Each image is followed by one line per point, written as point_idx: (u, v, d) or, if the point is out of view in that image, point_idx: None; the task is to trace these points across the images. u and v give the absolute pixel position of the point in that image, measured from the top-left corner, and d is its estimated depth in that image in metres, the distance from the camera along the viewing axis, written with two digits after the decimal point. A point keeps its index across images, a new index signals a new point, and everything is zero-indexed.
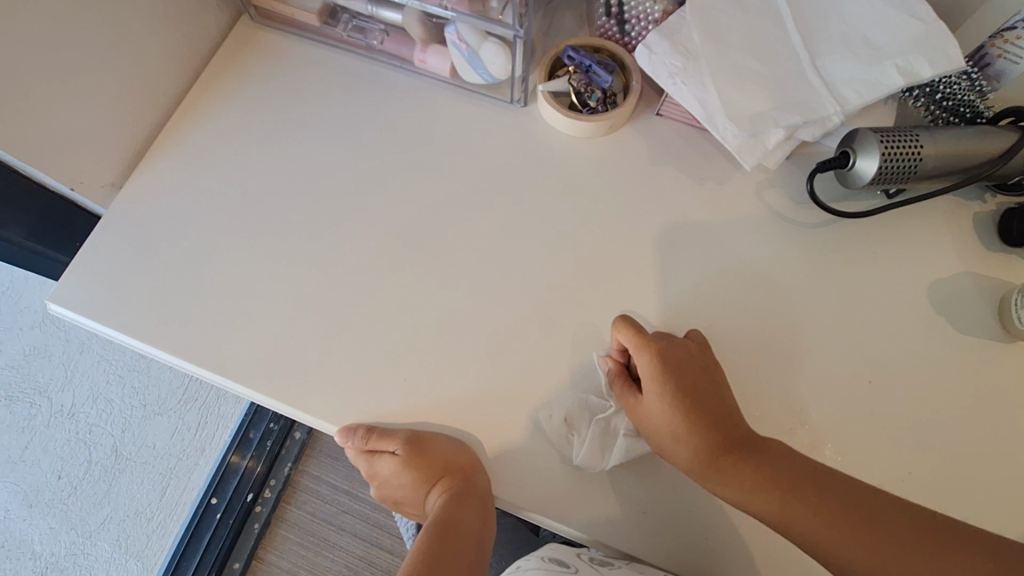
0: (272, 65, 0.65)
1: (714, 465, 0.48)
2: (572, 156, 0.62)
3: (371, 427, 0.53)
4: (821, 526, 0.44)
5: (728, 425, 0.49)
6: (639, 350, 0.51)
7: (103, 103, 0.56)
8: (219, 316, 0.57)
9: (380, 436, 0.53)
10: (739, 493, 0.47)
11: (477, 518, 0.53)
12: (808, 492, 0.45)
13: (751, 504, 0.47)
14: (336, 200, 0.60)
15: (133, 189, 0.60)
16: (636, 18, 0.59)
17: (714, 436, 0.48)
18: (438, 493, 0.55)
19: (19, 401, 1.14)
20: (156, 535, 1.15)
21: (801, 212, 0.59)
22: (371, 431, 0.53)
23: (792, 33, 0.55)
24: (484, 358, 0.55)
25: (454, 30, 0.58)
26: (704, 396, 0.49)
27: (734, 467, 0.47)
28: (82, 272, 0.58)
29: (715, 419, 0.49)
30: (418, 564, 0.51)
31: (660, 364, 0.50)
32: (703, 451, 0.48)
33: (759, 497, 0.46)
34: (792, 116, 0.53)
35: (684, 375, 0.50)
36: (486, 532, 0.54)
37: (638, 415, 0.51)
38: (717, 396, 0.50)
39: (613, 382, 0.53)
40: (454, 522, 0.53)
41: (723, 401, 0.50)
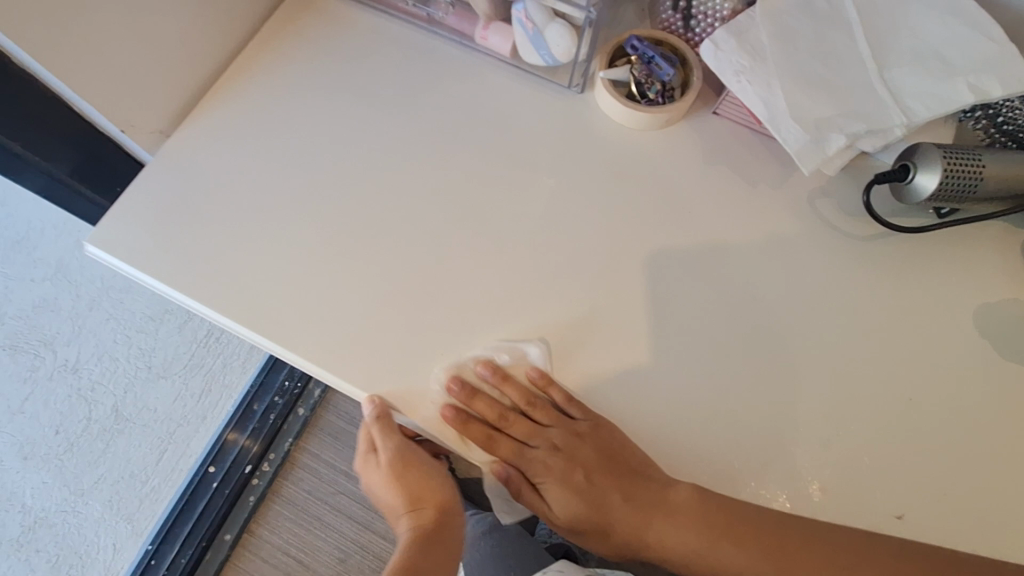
0: (330, 28, 0.64)
1: (646, 527, 0.54)
2: (625, 149, 0.61)
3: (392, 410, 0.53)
4: (760, 561, 0.51)
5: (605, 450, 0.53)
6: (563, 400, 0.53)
7: (160, 45, 0.55)
8: (259, 276, 0.56)
9: (396, 424, 0.54)
10: (727, 565, 0.52)
11: (441, 490, 0.61)
12: (758, 541, 0.50)
13: (714, 560, 0.52)
14: (387, 168, 0.60)
15: (181, 137, 0.59)
16: (704, 14, 0.59)
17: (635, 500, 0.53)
18: (422, 518, 0.58)
19: (22, 351, 1.21)
20: (149, 500, 1.18)
21: (853, 224, 0.59)
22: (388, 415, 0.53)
23: (861, 42, 0.55)
24: (447, 329, 0.55)
25: (522, 8, 0.57)
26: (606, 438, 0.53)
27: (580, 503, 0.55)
28: (124, 215, 0.57)
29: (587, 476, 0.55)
30: (414, 553, 0.56)
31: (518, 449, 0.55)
32: (548, 437, 0.55)
33: (756, 562, 0.51)
34: (857, 125, 0.53)
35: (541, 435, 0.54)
36: (452, 503, 0.61)
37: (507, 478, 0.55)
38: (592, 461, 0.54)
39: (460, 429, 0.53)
40: (424, 503, 0.59)
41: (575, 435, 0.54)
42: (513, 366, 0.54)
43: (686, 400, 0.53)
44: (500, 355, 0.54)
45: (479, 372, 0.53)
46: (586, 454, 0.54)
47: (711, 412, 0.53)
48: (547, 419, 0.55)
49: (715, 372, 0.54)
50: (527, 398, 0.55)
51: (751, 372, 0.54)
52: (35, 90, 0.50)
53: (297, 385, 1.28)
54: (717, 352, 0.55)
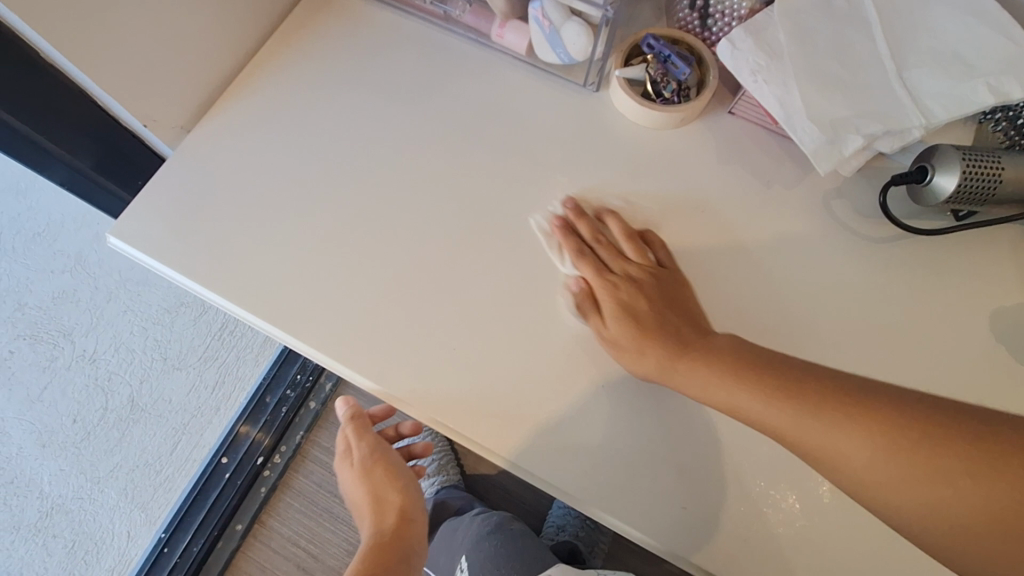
0: (347, 24, 0.64)
1: (673, 368, 0.50)
2: (640, 147, 0.61)
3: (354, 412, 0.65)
4: (868, 443, 0.41)
5: (669, 296, 0.54)
6: (624, 231, 0.57)
7: (181, 42, 0.56)
8: (277, 270, 0.57)
9: (358, 421, 0.64)
10: (883, 483, 0.40)
11: (403, 495, 0.62)
12: (891, 427, 0.41)
13: (865, 474, 0.41)
14: (402, 164, 0.60)
15: (200, 133, 0.60)
16: (721, 13, 0.59)
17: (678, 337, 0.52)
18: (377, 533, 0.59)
19: (42, 340, 1.27)
20: (163, 489, 1.21)
21: (869, 226, 0.58)
22: (353, 415, 0.65)
23: (880, 42, 0.54)
24: (460, 324, 0.55)
25: (539, 6, 0.57)
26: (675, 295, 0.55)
27: (654, 351, 0.52)
28: (145, 209, 0.58)
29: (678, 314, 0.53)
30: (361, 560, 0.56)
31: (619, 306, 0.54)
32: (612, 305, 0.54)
33: (863, 444, 0.41)
34: (874, 125, 0.52)
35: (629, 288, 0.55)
36: (414, 510, 0.62)
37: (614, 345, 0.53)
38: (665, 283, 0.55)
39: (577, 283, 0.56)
40: (387, 502, 0.61)
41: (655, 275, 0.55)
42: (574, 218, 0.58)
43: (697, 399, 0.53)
44: (601, 247, 0.57)
45: (555, 223, 0.58)
46: (654, 296, 0.54)
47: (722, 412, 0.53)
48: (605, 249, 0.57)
49: None
50: (593, 234, 0.57)
51: None
52: (59, 87, 0.52)
53: (308, 378, 1.30)
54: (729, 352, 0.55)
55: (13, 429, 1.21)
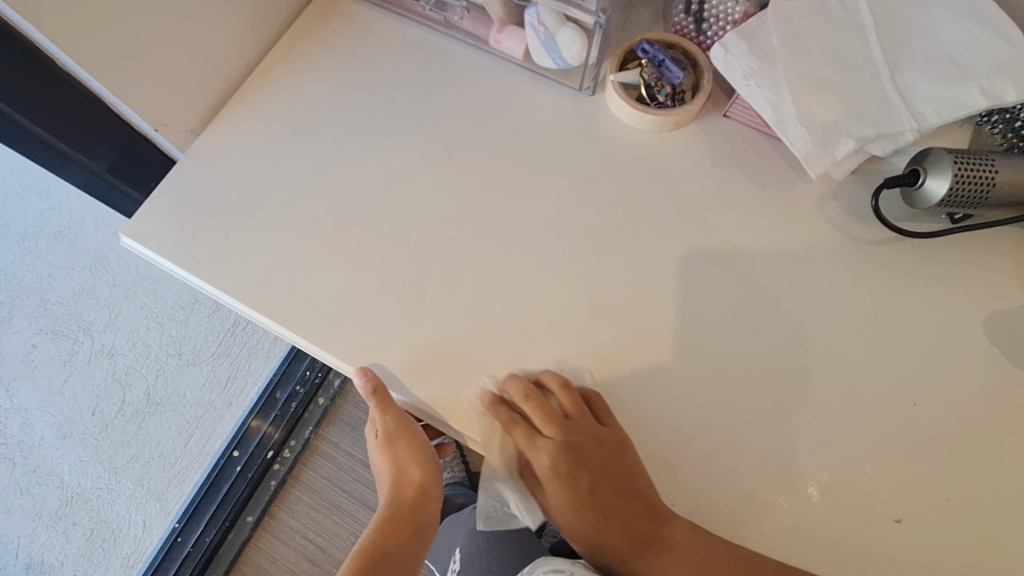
0: (350, 31, 0.66)
1: (612, 540, 0.56)
2: (635, 150, 0.62)
3: (377, 389, 0.56)
4: (686, 569, 0.53)
5: (582, 455, 0.55)
6: (534, 405, 0.55)
7: (190, 49, 0.58)
8: (281, 270, 0.59)
9: (382, 399, 0.57)
10: None
11: (422, 470, 0.64)
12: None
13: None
14: (402, 168, 0.62)
15: (209, 136, 0.62)
16: (716, 17, 0.59)
17: (615, 526, 0.55)
18: (404, 497, 0.63)
19: (63, 336, 1.32)
20: (177, 480, 1.25)
21: (863, 228, 0.59)
22: (378, 393, 0.56)
23: (873, 46, 0.55)
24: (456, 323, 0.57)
25: (535, 12, 0.58)
26: (609, 467, 0.55)
27: (593, 521, 0.56)
28: (156, 211, 0.60)
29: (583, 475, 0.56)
30: (378, 533, 0.61)
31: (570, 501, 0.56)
32: (584, 476, 0.56)
33: (681, 571, 0.53)
34: (867, 129, 0.52)
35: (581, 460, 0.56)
36: (432, 486, 0.64)
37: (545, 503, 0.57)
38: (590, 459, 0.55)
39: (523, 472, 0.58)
40: (406, 477, 0.63)
41: (573, 435, 0.55)
42: (502, 383, 0.55)
43: (685, 397, 0.55)
44: (526, 401, 0.55)
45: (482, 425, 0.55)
46: (588, 476, 0.56)
47: (711, 410, 0.54)
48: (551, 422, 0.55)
49: (715, 372, 0.55)
50: (524, 394, 0.54)
51: (753, 373, 0.55)
52: (72, 91, 0.54)
53: (318, 374, 1.33)
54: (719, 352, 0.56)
55: (35, 420, 1.26)
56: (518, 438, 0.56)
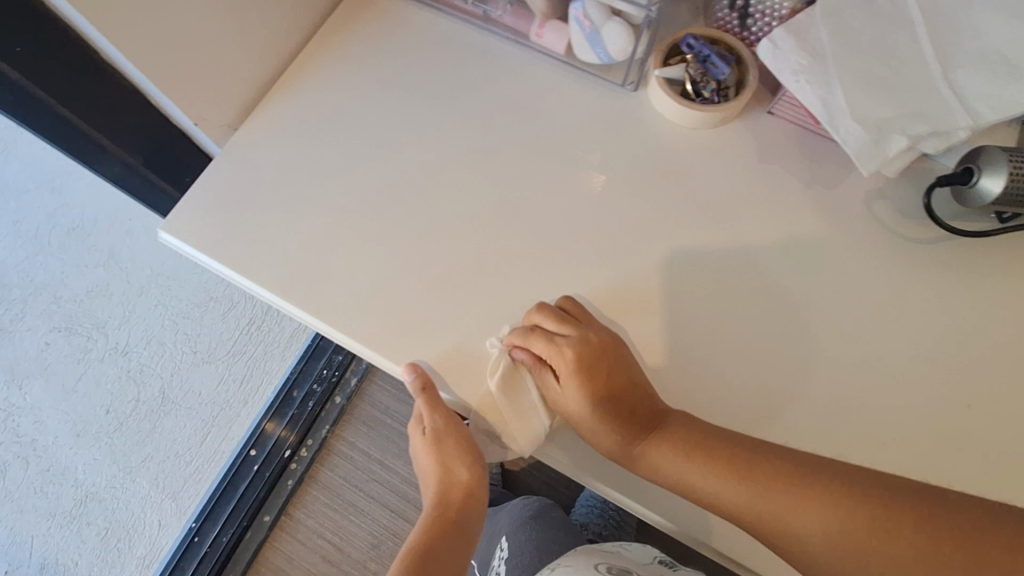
0: (385, 25, 0.65)
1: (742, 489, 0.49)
2: (678, 148, 0.61)
3: (425, 387, 0.54)
4: (753, 494, 0.48)
5: (597, 363, 0.53)
6: (556, 318, 0.54)
7: (228, 43, 0.57)
8: (320, 267, 0.58)
9: (430, 398, 0.55)
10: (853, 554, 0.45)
11: (469, 472, 0.60)
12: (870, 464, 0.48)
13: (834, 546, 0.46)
14: (441, 165, 0.61)
15: (246, 132, 0.62)
16: (761, 13, 0.58)
17: (647, 435, 0.52)
18: (455, 497, 0.61)
19: (76, 334, 1.31)
20: (192, 479, 1.24)
21: (912, 227, 0.58)
22: (426, 391, 0.54)
23: (924, 42, 0.54)
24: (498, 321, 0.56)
25: (581, 6, 0.57)
26: (616, 381, 0.53)
27: (625, 442, 0.52)
28: (194, 208, 0.60)
29: (602, 382, 0.53)
30: (427, 535, 0.60)
31: (583, 369, 0.53)
32: (601, 383, 0.53)
33: (750, 497, 0.48)
34: (920, 126, 0.52)
35: (597, 369, 0.53)
36: (480, 490, 0.61)
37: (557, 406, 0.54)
38: (609, 371, 0.53)
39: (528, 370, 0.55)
40: (453, 477, 0.61)
41: (592, 346, 0.53)
42: (531, 314, 0.55)
43: (732, 398, 0.54)
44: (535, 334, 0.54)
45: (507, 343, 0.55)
46: (603, 381, 0.53)
47: (759, 411, 0.53)
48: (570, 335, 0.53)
49: (763, 373, 0.54)
50: (534, 318, 0.55)
51: (803, 373, 0.54)
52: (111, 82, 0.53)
53: (334, 373, 1.32)
54: (766, 352, 0.55)
55: (50, 418, 1.26)
56: (537, 348, 0.54)
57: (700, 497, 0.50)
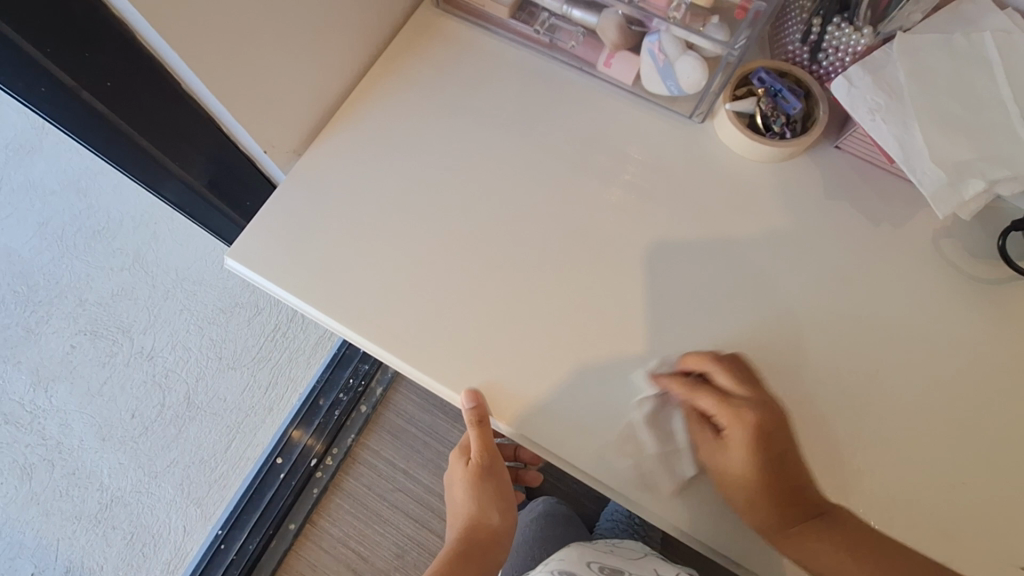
0: (450, 51, 0.65)
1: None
2: (743, 181, 0.61)
3: (480, 420, 0.56)
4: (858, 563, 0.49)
5: (771, 437, 0.52)
6: (736, 377, 0.53)
7: (301, 71, 0.57)
8: (386, 295, 0.58)
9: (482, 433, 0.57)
10: None
11: (501, 519, 0.64)
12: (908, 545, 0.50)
13: None
14: (504, 191, 0.61)
15: (311, 157, 0.61)
16: (834, 48, 0.57)
17: (794, 507, 0.51)
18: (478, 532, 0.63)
19: (102, 337, 1.30)
20: (218, 485, 1.24)
21: (980, 267, 0.58)
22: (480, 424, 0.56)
23: (1002, 84, 0.54)
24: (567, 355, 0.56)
25: (656, 39, 0.58)
26: (789, 453, 0.52)
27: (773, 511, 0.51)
28: (258, 233, 0.59)
29: (768, 454, 0.52)
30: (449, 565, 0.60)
31: (756, 436, 0.51)
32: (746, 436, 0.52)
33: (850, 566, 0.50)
34: (1000, 170, 0.52)
35: (772, 446, 0.52)
36: (506, 536, 0.64)
37: (717, 463, 0.52)
38: (781, 444, 0.52)
39: (690, 419, 0.54)
40: (484, 519, 0.63)
41: (770, 412, 0.52)
42: (683, 359, 0.55)
43: (802, 437, 0.54)
44: (705, 388, 0.53)
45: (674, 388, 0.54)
46: (763, 447, 0.51)
47: (829, 451, 0.53)
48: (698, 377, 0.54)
49: (833, 412, 0.54)
50: (699, 364, 0.54)
51: (869, 412, 0.54)
52: (188, 111, 0.52)
53: (360, 382, 1.31)
54: (835, 391, 0.55)
55: (76, 421, 1.25)
56: (703, 403, 0.53)
57: (794, 566, 0.52)
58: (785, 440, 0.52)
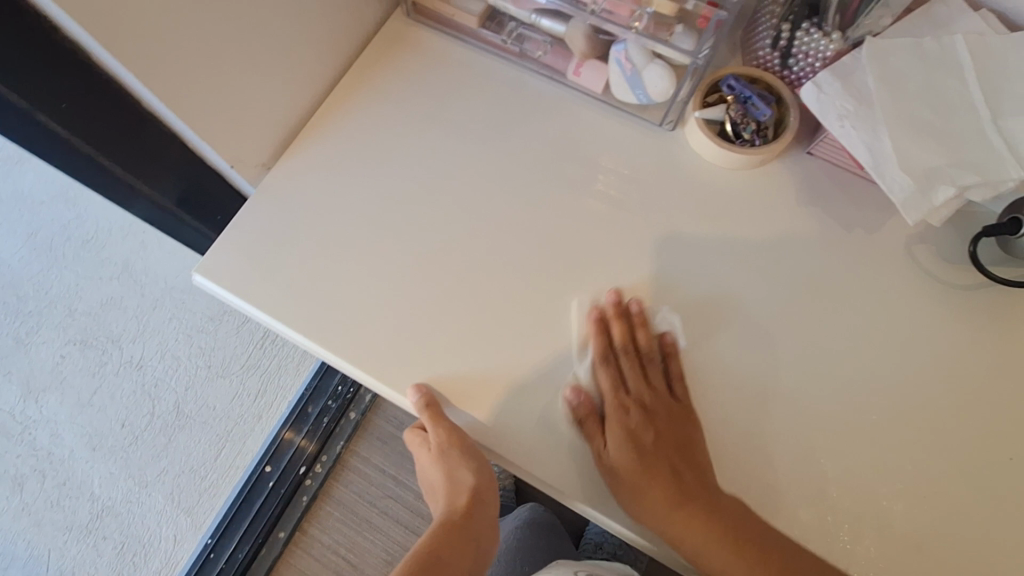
0: (421, 60, 0.65)
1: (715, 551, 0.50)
2: (715, 190, 0.60)
3: (430, 404, 0.54)
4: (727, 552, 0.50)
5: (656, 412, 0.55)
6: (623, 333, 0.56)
7: (267, 85, 0.57)
8: (355, 309, 0.57)
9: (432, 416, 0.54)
10: None
11: (477, 476, 0.59)
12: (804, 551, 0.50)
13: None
14: (474, 202, 0.61)
15: (281, 170, 0.61)
16: (805, 54, 0.57)
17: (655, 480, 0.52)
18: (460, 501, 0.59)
19: (91, 347, 1.30)
20: (208, 494, 1.24)
21: (954, 273, 0.57)
22: (428, 408, 0.54)
23: (973, 88, 0.53)
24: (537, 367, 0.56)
25: (622, 48, 0.56)
26: (673, 436, 0.54)
27: (655, 485, 0.52)
28: (228, 249, 0.59)
29: (642, 414, 0.55)
30: (429, 540, 0.56)
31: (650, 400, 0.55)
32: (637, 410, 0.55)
33: (709, 545, 0.50)
34: (969, 176, 0.51)
35: (659, 416, 0.55)
36: (487, 493, 0.60)
37: (597, 445, 0.53)
38: (671, 417, 0.55)
39: (577, 408, 0.54)
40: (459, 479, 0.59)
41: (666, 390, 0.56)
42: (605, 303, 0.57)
43: (775, 448, 0.53)
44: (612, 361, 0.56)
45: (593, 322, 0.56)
46: (661, 425, 0.54)
47: (802, 462, 0.53)
48: (637, 373, 0.56)
49: (805, 422, 0.54)
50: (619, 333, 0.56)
51: (842, 422, 0.54)
52: (152, 129, 0.52)
53: (349, 389, 1.31)
54: (807, 401, 0.54)
55: (66, 432, 1.25)
56: (606, 369, 0.56)
57: None
58: (641, 415, 0.55)
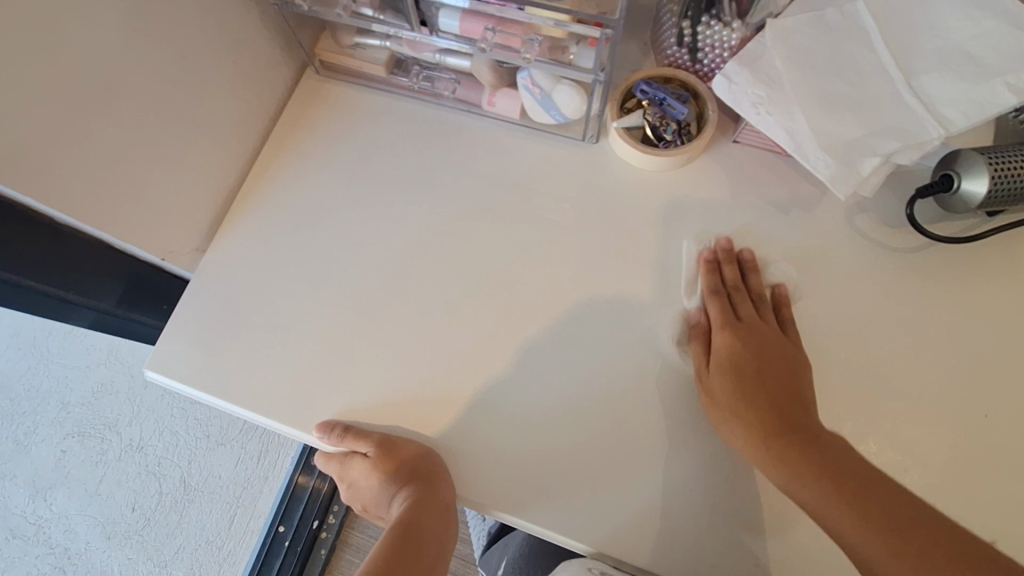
0: (339, 116, 0.65)
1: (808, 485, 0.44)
2: (646, 194, 0.60)
3: (348, 426, 0.54)
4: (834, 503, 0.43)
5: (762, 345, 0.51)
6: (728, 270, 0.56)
7: (184, 171, 0.56)
8: (308, 376, 0.57)
9: (355, 436, 0.54)
10: None
11: (412, 452, 0.53)
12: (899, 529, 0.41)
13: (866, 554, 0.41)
14: (411, 246, 0.60)
15: (218, 251, 0.61)
16: (710, 46, 0.57)
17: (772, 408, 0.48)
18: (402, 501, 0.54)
19: (90, 437, 1.21)
20: (228, 564, 1.19)
21: (896, 237, 0.57)
22: (347, 430, 0.54)
23: (882, 53, 0.53)
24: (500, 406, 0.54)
25: (527, 75, 0.57)
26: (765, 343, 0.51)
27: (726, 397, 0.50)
28: (175, 339, 0.59)
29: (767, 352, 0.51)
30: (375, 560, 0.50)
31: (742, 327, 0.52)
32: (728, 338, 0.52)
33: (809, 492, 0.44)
34: (891, 142, 0.50)
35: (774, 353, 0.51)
36: (427, 458, 0.53)
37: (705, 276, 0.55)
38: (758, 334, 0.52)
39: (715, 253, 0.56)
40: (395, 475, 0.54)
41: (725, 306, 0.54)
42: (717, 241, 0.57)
43: None
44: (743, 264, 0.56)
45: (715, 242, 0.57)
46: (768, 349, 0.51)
47: None
48: (751, 307, 0.54)
49: None
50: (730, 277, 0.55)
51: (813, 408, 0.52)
52: (72, 238, 0.51)
53: None
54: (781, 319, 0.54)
55: (79, 526, 1.17)
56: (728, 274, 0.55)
57: None
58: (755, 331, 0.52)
